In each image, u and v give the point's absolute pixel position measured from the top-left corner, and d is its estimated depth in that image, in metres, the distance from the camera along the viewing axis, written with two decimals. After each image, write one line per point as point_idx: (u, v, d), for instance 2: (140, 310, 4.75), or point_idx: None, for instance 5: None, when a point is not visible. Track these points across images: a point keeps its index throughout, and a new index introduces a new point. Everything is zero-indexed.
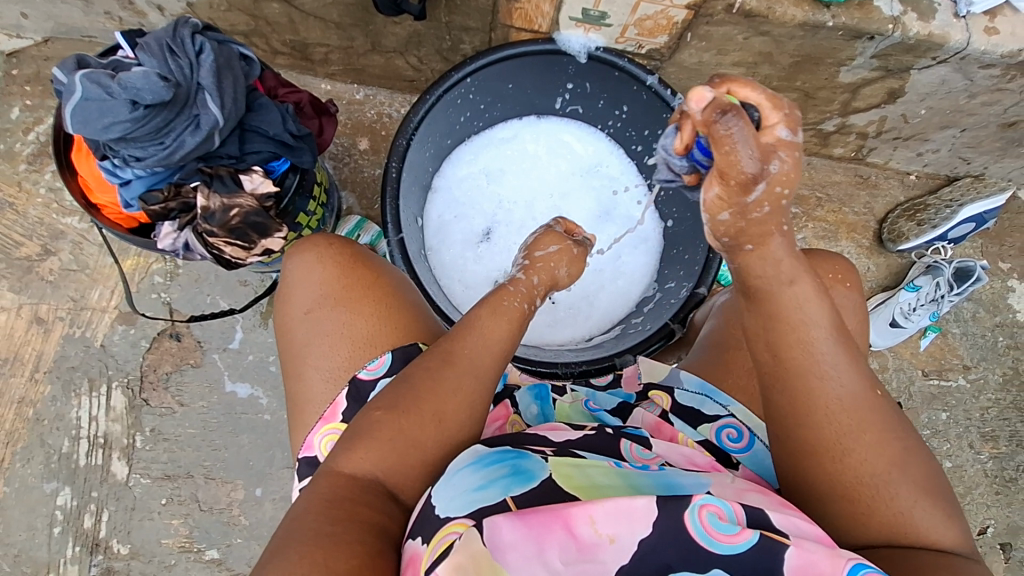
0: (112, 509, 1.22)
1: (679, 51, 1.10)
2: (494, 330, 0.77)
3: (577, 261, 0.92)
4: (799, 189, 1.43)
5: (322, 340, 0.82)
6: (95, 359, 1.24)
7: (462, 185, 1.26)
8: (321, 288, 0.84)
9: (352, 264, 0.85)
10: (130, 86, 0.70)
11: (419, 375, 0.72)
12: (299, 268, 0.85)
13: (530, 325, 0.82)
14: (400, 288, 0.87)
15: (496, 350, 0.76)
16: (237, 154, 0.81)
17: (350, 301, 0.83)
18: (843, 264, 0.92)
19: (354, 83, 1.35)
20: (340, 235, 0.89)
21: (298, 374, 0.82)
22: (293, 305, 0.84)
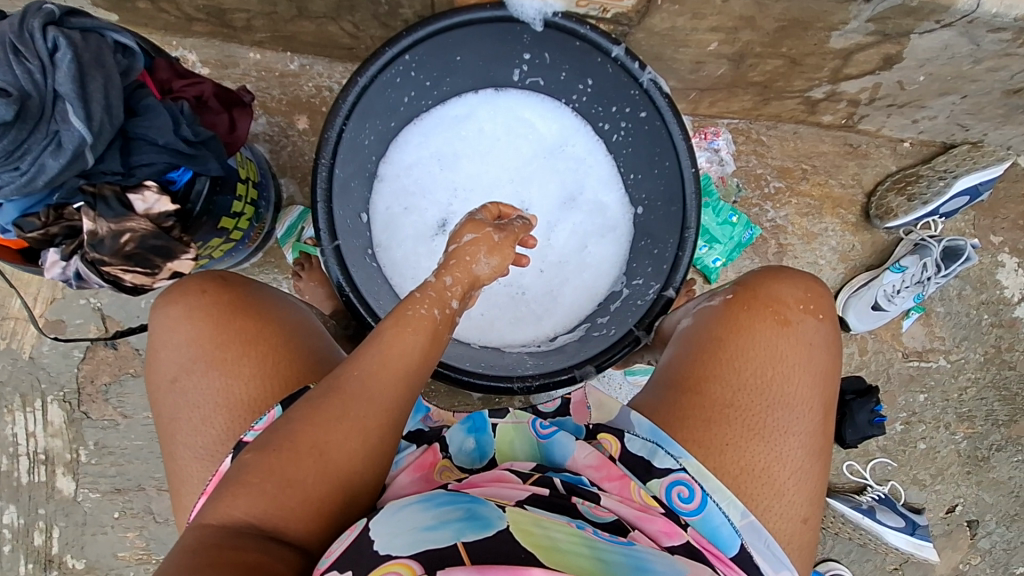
0: (62, 525, 1.17)
1: (649, 15, 0.95)
2: (390, 346, 0.68)
3: (501, 252, 0.78)
4: (783, 161, 1.32)
5: (192, 412, 0.69)
6: (26, 372, 1.16)
7: (415, 171, 1.14)
8: (190, 350, 0.71)
9: (228, 317, 0.72)
10: None
11: (304, 408, 0.65)
12: (163, 326, 0.72)
13: (443, 341, 0.72)
14: (293, 334, 0.75)
15: (395, 370, 0.68)
16: (122, 169, 0.69)
17: (225, 362, 0.70)
18: (816, 286, 0.83)
19: (286, 52, 1.19)
20: (215, 278, 0.75)
21: (169, 450, 0.70)
22: (160, 370, 0.72)
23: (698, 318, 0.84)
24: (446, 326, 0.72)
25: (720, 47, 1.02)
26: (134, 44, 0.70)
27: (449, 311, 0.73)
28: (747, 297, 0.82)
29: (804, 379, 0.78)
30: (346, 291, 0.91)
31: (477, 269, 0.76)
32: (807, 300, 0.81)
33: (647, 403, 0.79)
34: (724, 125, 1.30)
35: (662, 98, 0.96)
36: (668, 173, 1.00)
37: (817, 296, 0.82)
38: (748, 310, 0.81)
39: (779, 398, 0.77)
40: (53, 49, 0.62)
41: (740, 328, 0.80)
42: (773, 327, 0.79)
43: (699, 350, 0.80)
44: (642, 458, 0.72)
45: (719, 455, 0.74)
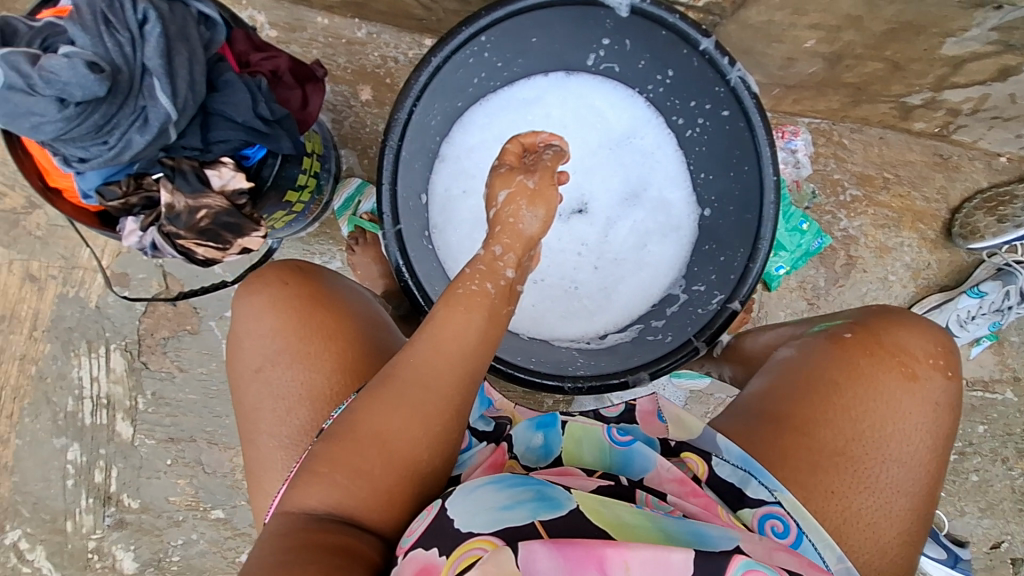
0: (120, 466, 1.24)
1: (745, 7, 0.88)
2: (444, 328, 0.65)
3: (543, 198, 0.70)
4: (864, 167, 1.24)
5: (276, 401, 0.73)
6: (92, 320, 1.21)
7: (477, 153, 1.10)
8: (273, 340, 0.74)
9: (309, 309, 0.75)
10: (53, 76, 0.56)
11: (364, 399, 0.64)
12: (248, 315, 0.76)
13: (503, 320, 0.67)
14: (367, 327, 0.77)
15: (447, 354, 0.64)
16: (201, 145, 0.68)
17: (307, 354, 0.74)
18: (946, 342, 0.77)
19: (355, 18, 1.16)
20: (295, 268, 0.79)
21: (253, 438, 0.74)
22: (244, 360, 0.76)
23: (805, 352, 0.80)
24: (502, 301, 0.66)
25: (818, 45, 0.95)
26: (216, 15, 0.68)
27: (507, 281, 0.67)
28: (868, 339, 0.78)
29: (921, 440, 0.74)
30: (405, 277, 0.92)
31: (526, 228, 0.69)
32: (937, 355, 0.76)
33: (737, 430, 0.75)
34: (804, 124, 1.22)
35: (749, 98, 0.90)
36: (745, 179, 0.96)
37: (946, 351, 0.77)
38: (871, 356, 0.76)
39: (893, 454, 0.73)
40: (141, 21, 0.61)
41: (858, 373, 0.76)
42: (897, 378, 0.75)
43: (807, 386, 0.76)
44: (732, 485, 0.70)
45: (821, 500, 0.70)
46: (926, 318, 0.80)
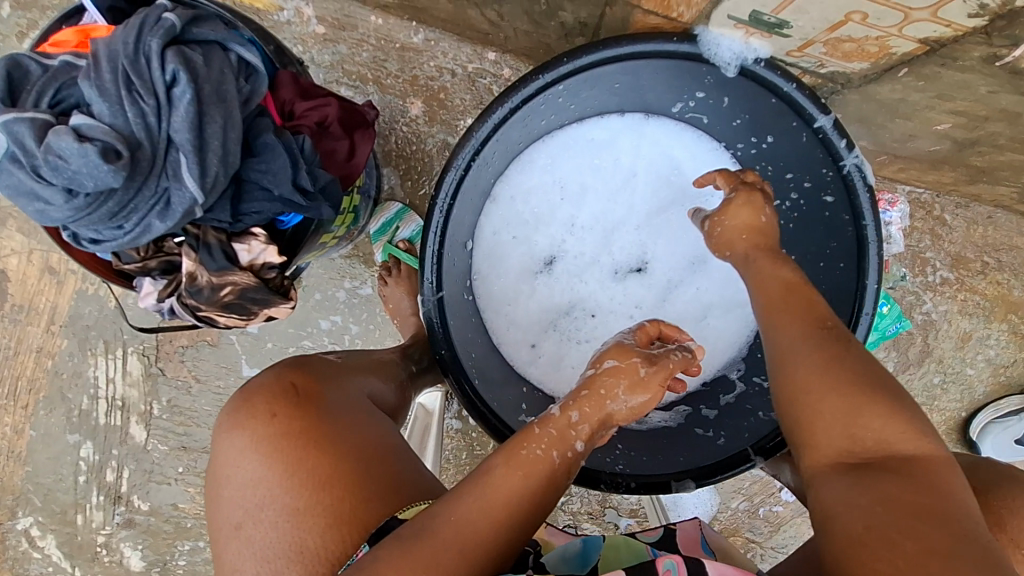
0: (131, 468, 1.22)
1: (877, 83, 0.74)
2: (496, 486, 0.60)
3: (646, 389, 0.66)
4: (963, 248, 1.10)
5: (259, 565, 0.60)
6: (110, 320, 1.15)
7: (531, 195, 0.97)
8: (257, 492, 0.63)
9: (299, 450, 0.63)
10: (63, 163, 0.48)
11: (385, 553, 0.56)
12: (230, 459, 0.65)
13: (558, 487, 0.63)
14: (370, 462, 0.65)
15: (495, 511, 0.59)
16: (230, 218, 0.60)
17: (295, 509, 0.61)
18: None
19: (412, 22, 1.03)
20: (285, 390, 0.67)
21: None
22: (226, 513, 0.64)
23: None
24: (564, 472, 0.63)
25: (952, 130, 0.80)
26: (258, 63, 0.58)
27: (574, 453, 0.64)
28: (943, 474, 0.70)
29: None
30: (441, 348, 0.84)
31: (613, 407, 0.65)
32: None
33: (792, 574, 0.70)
34: (903, 192, 1.08)
35: (863, 191, 0.77)
36: (838, 278, 0.84)
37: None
38: None
39: None
40: (171, 82, 0.52)
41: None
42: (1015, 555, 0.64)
43: None
44: None
45: None
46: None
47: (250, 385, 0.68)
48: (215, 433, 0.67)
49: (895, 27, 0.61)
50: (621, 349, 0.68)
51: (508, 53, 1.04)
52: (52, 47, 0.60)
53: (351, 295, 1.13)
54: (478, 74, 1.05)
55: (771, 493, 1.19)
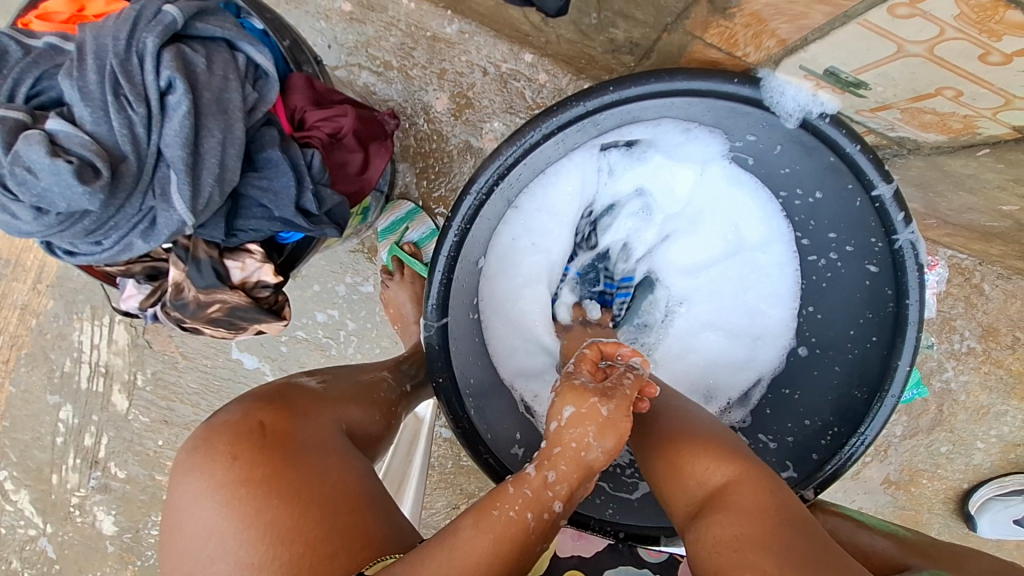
0: (110, 435, 1.19)
1: (947, 155, 0.67)
2: (465, 553, 0.53)
3: (616, 427, 0.62)
4: (995, 320, 1.04)
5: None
6: (100, 286, 1.11)
7: (554, 217, 0.88)
8: (211, 544, 0.54)
9: (258, 498, 0.55)
10: (41, 172, 0.47)
11: None
12: (185, 503, 0.57)
13: (535, 552, 0.57)
14: (335, 511, 0.57)
15: (463, 573, 0.52)
16: (223, 236, 0.54)
17: (252, 564, 0.53)
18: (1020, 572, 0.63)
19: (447, 11, 0.95)
20: (251, 429, 0.59)
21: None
22: (175, 563, 0.56)
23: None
24: (539, 535, 0.58)
25: (1018, 212, 0.73)
26: (268, 68, 0.55)
27: (552, 513, 0.59)
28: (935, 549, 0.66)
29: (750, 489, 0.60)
30: (438, 376, 0.79)
31: (590, 458, 0.61)
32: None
33: None
34: (943, 256, 1.02)
35: (913, 270, 0.71)
36: (868, 354, 0.79)
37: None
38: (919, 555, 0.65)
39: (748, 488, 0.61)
40: (166, 89, 0.51)
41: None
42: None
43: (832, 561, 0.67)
44: None
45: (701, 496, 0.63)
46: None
47: (212, 424, 0.60)
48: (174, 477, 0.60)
49: (988, 109, 0.54)
50: (575, 393, 0.64)
51: (546, 57, 0.96)
52: (40, 21, 0.55)
53: (352, 291, 1.08)
54: (510, 76, 0.98)
55: None
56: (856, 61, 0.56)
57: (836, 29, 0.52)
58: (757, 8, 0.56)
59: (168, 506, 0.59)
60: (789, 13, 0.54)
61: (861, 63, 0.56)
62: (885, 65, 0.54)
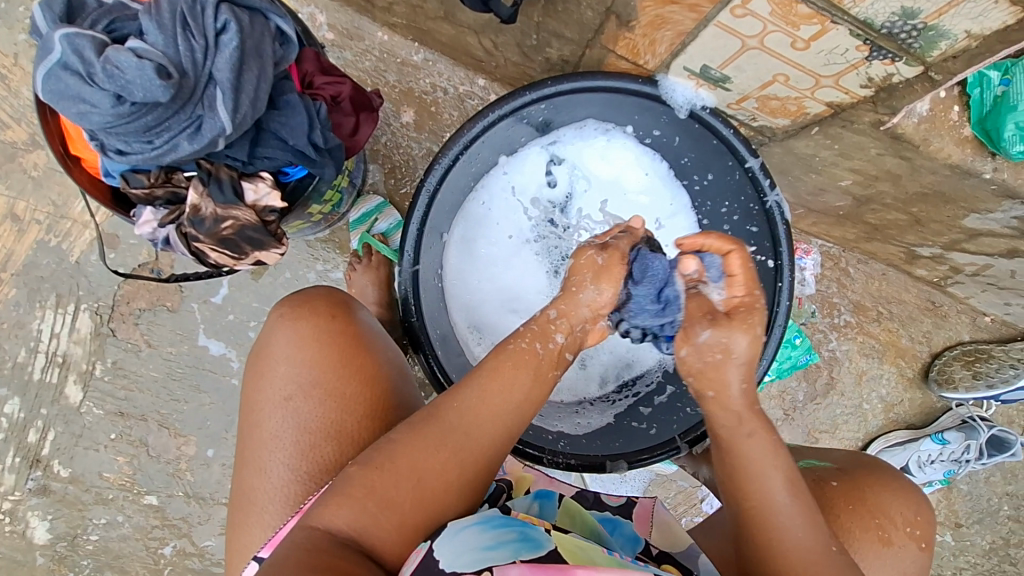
0: (58, 430, 1.17)
1: (796, 138, 0.92)
2: (497, 383, 0.66)
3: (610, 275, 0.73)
4: (862, 297, 1.28)
5: (299, 435, 0.68)
6: (67, 275, 1.15)
7: (508, 197, 1.03)
8: (310, 373, 0.70)
9: (351, 349, 0.72)
10: (119, 73, 0.55)
11: (403, 435, 0.63)
12: (288, 343, 0.71)
13: (547, 382, 0.69)
14: (401, 377, 0.74)
15: (497, 406, 0.65)
16: (245, 159, 0.68)
17: (343, 395, 0.69)
18: (920, 501, 0.77)
19: (414, 42, 1.14)
20: (343, 302, 0.75)
21: (258, 469, 0.68)
22: (269, 383, 0.71)
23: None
24: (549, 365, 0.69)
25: (853, 186, 0.98)
26: (292, 34, 0.67)
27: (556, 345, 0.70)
28: (855, 492, 0.75)
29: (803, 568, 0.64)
30: (412, 317, 0.91)
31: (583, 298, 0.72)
32: (914, 523, 0.75)
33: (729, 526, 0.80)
34: (816, 245, 1.26)
35: (780, 224, 0.91)
36: None
37: (925, 520, 0.76)
38: (849, 505, 0.74)
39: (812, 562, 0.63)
40: (220, 30, 0.60)
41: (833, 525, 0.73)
42: (870, 541, 0.74)
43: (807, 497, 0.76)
44: None
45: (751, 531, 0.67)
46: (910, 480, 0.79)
47: (309, 292, 0.75)
48: (272, 321, 0.73)
49: (808, 90, 0.79)
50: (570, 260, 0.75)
51: (495, 81, 1.16)
52: None
53: (322, 277, 1.18)
54: (466, 95, 1.17)
55: (692, 504, 1.28)
56: (719, 57, 0.79)
57: (702, 31, 0.76)
58: (650, 19, 0.78)
59: (263, 344, 0.72)
60: (671, 21, 0.77)
61: (722, 59, 0.79)
62: (737, 59, 0.78)
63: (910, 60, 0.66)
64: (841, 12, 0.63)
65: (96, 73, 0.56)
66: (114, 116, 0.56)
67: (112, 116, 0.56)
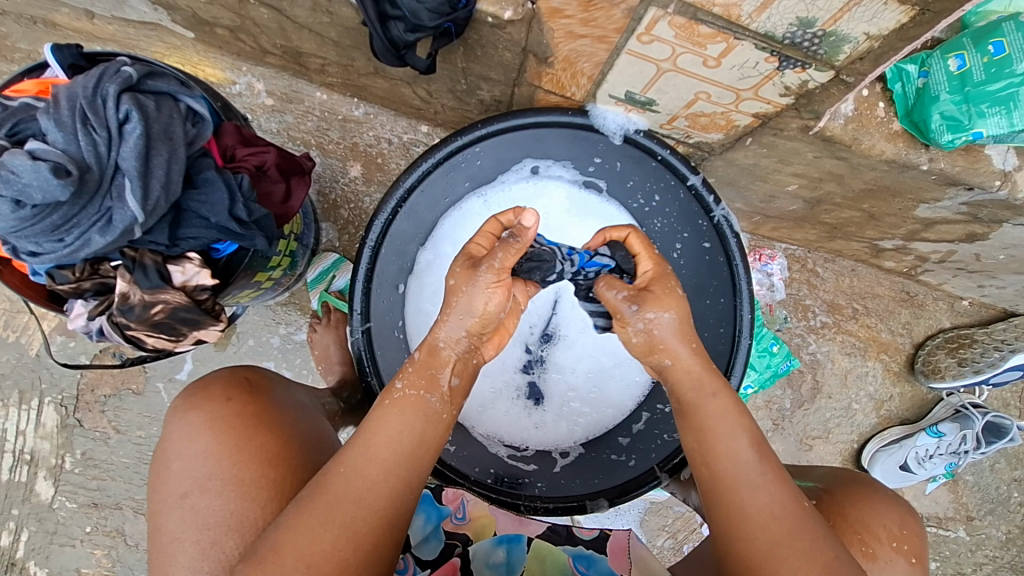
0: (31, 530, 1.14)
1: (733, 150, 0.92)
2: (377, 434, 0.65)
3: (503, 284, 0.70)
4: (835, 296, 1.26)
5: (199, 533, 0.67)
6: (29, 369, 1.14)
7: (459, 251, 1.00)
8: (206, 464, 0.69)
9: (248, 433, 0.71)
10: (15, 178, 0.57)
11: (287, 514, 0.60)
12: (183, 435, 0.72)
13: (439, 423, 0.67)
14: (309, 451, 0.74)
15: (383, 461, 0.63)
16: (168, 241, 0.67)
17: (242, 482, 0.69)
18: (908, 519, 0.73)
19: (354, 98, 1.14)
20: (241, 382, 0.76)
21: (166, 575, 0.67)
22: (171, 483, 0.70)
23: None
24: (442, 405, 0.68)
25: (800, 190, 0.97)
26: (205, 111, 0.68)
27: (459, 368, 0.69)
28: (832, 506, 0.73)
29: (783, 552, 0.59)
30: (370, 378, 0.89)
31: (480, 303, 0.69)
32: (901, 538, 0.71)
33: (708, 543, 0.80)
34: (781, 249, 1.25)
35: (733, 238, 0.87)
36: (721, 312, 0.89)
37: (912, 534, 0.72)
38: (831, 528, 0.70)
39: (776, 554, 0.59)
40: (123, 119, 0.62)
41: None
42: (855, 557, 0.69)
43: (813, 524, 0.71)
44: None
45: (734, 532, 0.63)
46: (892, 492, 0.76)
47: (206, 378, 0.77)
48: (169, 417, 0.74)
49: (731, 104, 0.80)
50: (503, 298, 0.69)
51: (438, 126, 1.16)
52: (11, 92, 0.67)
53: (286, 340, 1.17)
54: (412, 143, 1.17)
55: (692, 529, 1.23)
56: (639, 82, 0.80)
57: (616, 59, 0.76)
58: (566, 54, 0.79)
59: (161, 441, 0.73)
60: (585, 54, 0.78)
61: (643, 84, 0.80)
62: (658, 82, 0.80)
63: (819, 66, 0.68)
64: (741, 28, 0.64)
65: None
66: (17, 220, 0.58)
67: (14, 221, 0.58)
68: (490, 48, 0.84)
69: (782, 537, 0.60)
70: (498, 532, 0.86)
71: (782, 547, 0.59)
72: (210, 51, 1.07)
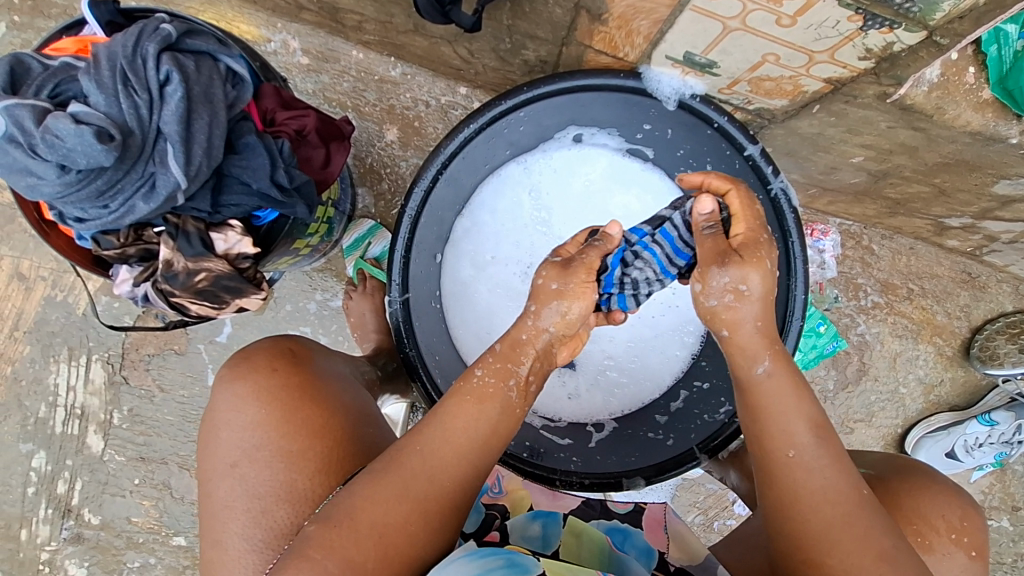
0: (85, 479, 1.19)
1: (797, 118, 0.86)
2: (454, 420, 0.64)
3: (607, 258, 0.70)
4: (889, 275, 1.19)
5: (250, 502, 0.69)
6: (77, 327, 1.17)
7: (495, 219, 0.97)
8: (254, 436, 0.70)
9: (296, 403, 0.72)
10: (59, 142, 0.56)
11: (361, 485, 0.61)
12: (231, 405, 0.72)
13: (515, 416, 0.66)
14: (356, 421, 0.75)
15: (458, 445, 0.63)
16: (210, 209, 0.67)
17: (290, 453, 0.70)
18: (969, 512, 0.70)
19: (390, 57, 1.09)
20: (284, 352, 0.76)
21: (218, 542, 0.69)
22: (220, 453, 0.72)
23: None
24: (519, 399, 0.66)
25: (865, 162, 0.91)
26: (244, 73, 0.66)
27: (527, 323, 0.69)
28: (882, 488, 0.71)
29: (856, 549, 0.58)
30: (407, 348, 0.86)
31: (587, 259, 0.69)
32: (960, 530, 0.69)
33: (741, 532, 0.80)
34: (835, 224, 1.19)
35: (790, 214, 0.80)
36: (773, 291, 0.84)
37: (973, 527, 0.69)
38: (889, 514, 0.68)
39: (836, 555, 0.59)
40: (164, 81, 0.60)
41: None
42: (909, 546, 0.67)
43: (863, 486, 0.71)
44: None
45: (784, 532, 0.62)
46: (950, 481, 0.73)
47: (250, 348, 0.76)
48: (214, 385, 0.75)
49: (802, 67, 0.74)
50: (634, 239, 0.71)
51: (478, 88, 1.11)
52: (51, 51, 0.65)
53: (322, 306, 1.17)
54: (450, 106, 1.13)
55: (724, 506, 1.22)
56: (701, 42, 0.74)
57: (678, 16, 0.71)
58: (622, 11, 0.74)
59: (207, 409, 0.74)
60: (643, 10, 0.72)
61: (705, 44, 0.75)
62: (721, 43, 0.74)
63: (910, 25, 0.61)
64: None
65: (37, 145, 0.56)
66: (63, 185, 0.58)
67: (60, 186, 0.57)
68: (540, 3, 0.82)
69: (836, 520, 0.59)
70: (536, 508, 0.81)
71: (835, 530, 0.59)
72: (245, 7, 1.04)
